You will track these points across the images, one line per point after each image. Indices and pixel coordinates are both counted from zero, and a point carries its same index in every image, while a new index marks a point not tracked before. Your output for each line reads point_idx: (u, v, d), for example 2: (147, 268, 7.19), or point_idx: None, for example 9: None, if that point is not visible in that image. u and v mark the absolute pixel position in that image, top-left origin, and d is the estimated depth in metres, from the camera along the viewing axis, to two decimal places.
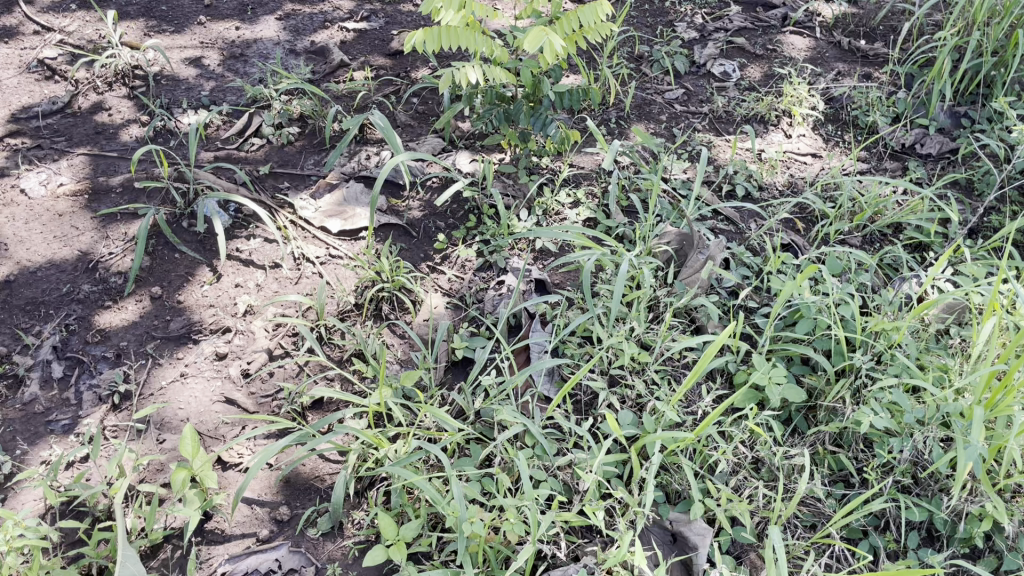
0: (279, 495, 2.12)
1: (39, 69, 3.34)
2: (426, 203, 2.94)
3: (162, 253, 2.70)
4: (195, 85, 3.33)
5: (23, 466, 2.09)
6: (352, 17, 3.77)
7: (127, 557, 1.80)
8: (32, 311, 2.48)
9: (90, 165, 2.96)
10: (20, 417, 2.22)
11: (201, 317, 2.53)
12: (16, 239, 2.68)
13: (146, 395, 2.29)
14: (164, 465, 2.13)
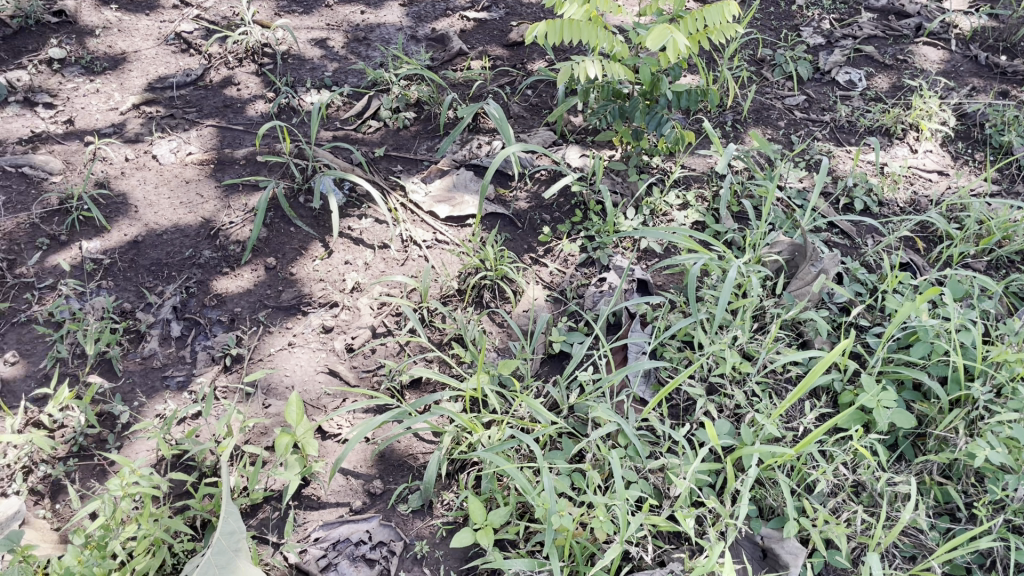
0: (374, 469, 2.18)
1: (176, 42, 3.51)
2: (534, 195, 2.95)
3: (278, 226, 2.80)
4: (319, 66, 3.43)
5: (140, 417, 2.21)
6: (473, 6, 3.81)
7: (229, 513, 1.90)
8: (156, 271, 2.61)
9: (217, 137, 3.10)
10: (140, 370, 2.34)
11: (311, 290, 2.61)
12: (146, 202, 2.83)
13: (255, 361, 2.38)
14: (268, 429, 2.21)
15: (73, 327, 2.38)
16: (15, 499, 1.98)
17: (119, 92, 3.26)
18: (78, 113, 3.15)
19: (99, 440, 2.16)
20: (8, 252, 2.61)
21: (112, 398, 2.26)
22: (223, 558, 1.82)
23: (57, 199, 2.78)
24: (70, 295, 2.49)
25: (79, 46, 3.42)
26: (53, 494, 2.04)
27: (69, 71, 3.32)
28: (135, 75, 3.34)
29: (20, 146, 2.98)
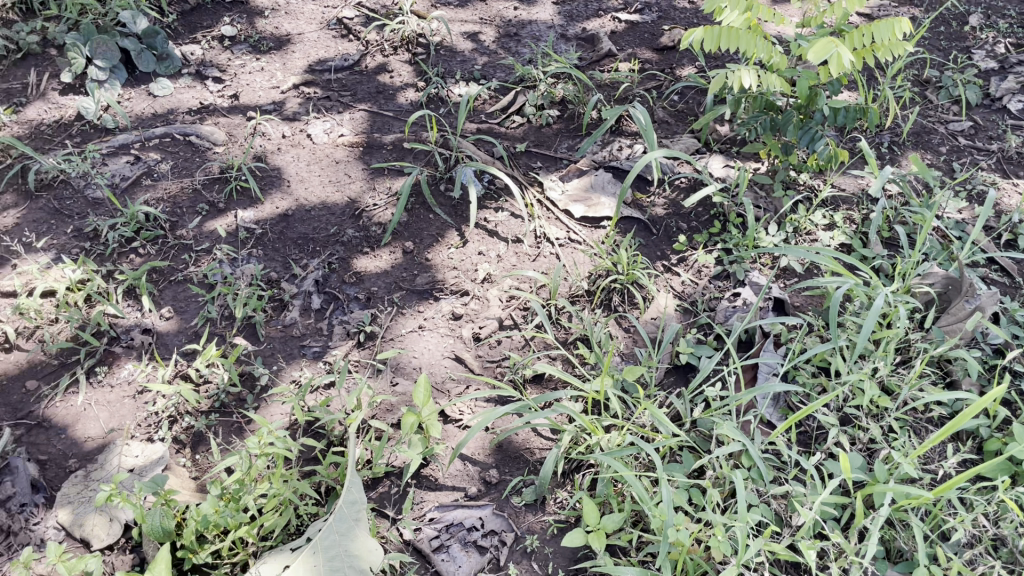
0: (491, 458, 2.20)
1: (337, 27, 3.65)
2: (672, 202, 2.89)
3: (418, 212, 2.88)
4: (470, 59, 3.50)
5: (277, 382, 2.32)
6: (626, 8, 3.80)
7: (353, 483, 1.96)
8: (302, 245, 2.73)
9: (368, 121, 3.21)
10: (280, 337, 2.46)
11: (445, 277, 2.67)
12: (298, 178, 2.96)
13: (386, 340, 2.46)
14: (394, 406, 2.28)
15: (224, 290, 2.52)
16: (160, 445, 2.12)
17: (281, 71, 3.42)
18: (243, 88, 3.33)
19: (238, 399, 2.28)
20: (171, 214, 2.79)
21: (254, 361, 2.38)
22: (344, 525, 1.88)
23: (219, 169, 2.96)
24: (224, 260, 2.64)
25: (249, 25, 3.62)
26: (194, 445, 2.17)
27: (238, 49, 3.51)
28: (297, 57, 3.50)
29: (190, 116, 3.18)
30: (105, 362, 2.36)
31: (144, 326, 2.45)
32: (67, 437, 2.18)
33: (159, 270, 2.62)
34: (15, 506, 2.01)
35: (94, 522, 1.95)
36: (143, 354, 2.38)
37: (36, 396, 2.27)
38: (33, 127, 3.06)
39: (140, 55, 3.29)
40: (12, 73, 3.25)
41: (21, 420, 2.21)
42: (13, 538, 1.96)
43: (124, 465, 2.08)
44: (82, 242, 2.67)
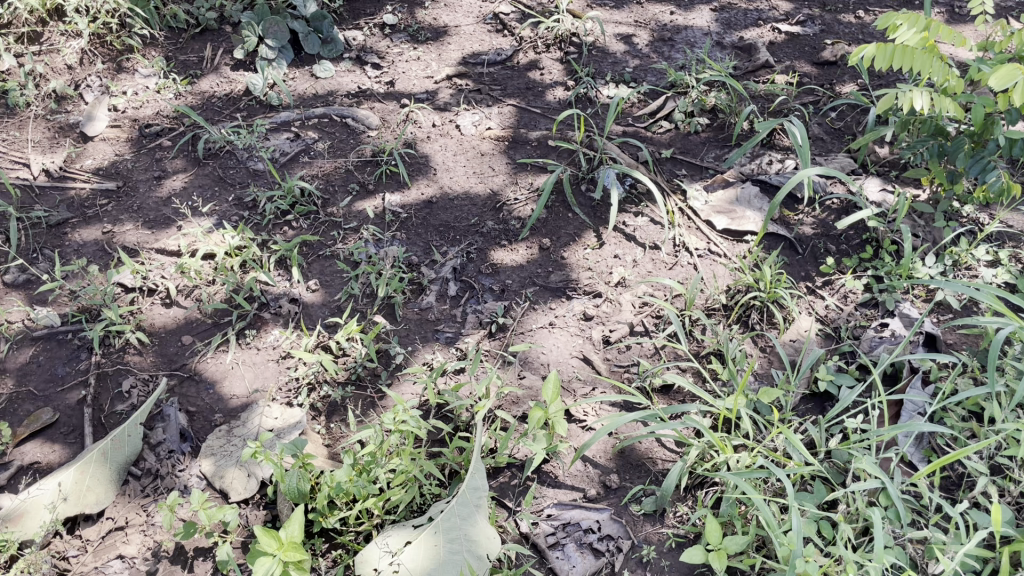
0: (612, 463, 2.15)
1: (493, 22, 3.70)
2: (822, 223, 2.79)
3: (558, 210, 2.87)
4: (621, 60, 3.48)
5: (411, 362, 2.39)
6: (788, 19, 3.69)
7: (477, 470, 2.00)
8: (443, 233, 2.79)
9: (515, 116, 3.25)
10: (416, 319, 2.53)
11: (579, 277, 2.65)
12: (444, 167, 3.03)
13: (517, 333, 2.47)
14: (520, 399, 2.29)
15: (368, 269, 2.61)
16: (299, 410, 2.23)
17: (436, 62, 3.51)
18: (399, 76, 3.44)
19: (374, 374, 2.36)
20: (324, 192, 2.91)
21: (391, 339, 2.45)
22: (465, 509, 1.92)
23: (370, 152, 3.06)
24: (369, 240, 2.74)
25: (409, 15, 3.73)
26: (328, 414, 2.26)
27: (397, 37, 3.62)
28: (452, 49, 3.57)
29: (348, 99, 3.30)
30: (254, 326, 2.50)
31: (293, 295, 2.57)
32: (214, 392, 2.32)
33: (309, 244, 2.75)
34: (164, 452, 2.16)
35: (234, 476, 2.06)
36: (289, 323, 2.50)
37: (190, 350, 2.42)
38: (205, 98, 3.26)
39: (307, 37, 3.42)
40: (191, 47, 3.47)
41: (176, 371, 2.36)
42: (160, 481, 2.10)
43: (264, 425, 2.18)
44: (241, 211, 2.83)
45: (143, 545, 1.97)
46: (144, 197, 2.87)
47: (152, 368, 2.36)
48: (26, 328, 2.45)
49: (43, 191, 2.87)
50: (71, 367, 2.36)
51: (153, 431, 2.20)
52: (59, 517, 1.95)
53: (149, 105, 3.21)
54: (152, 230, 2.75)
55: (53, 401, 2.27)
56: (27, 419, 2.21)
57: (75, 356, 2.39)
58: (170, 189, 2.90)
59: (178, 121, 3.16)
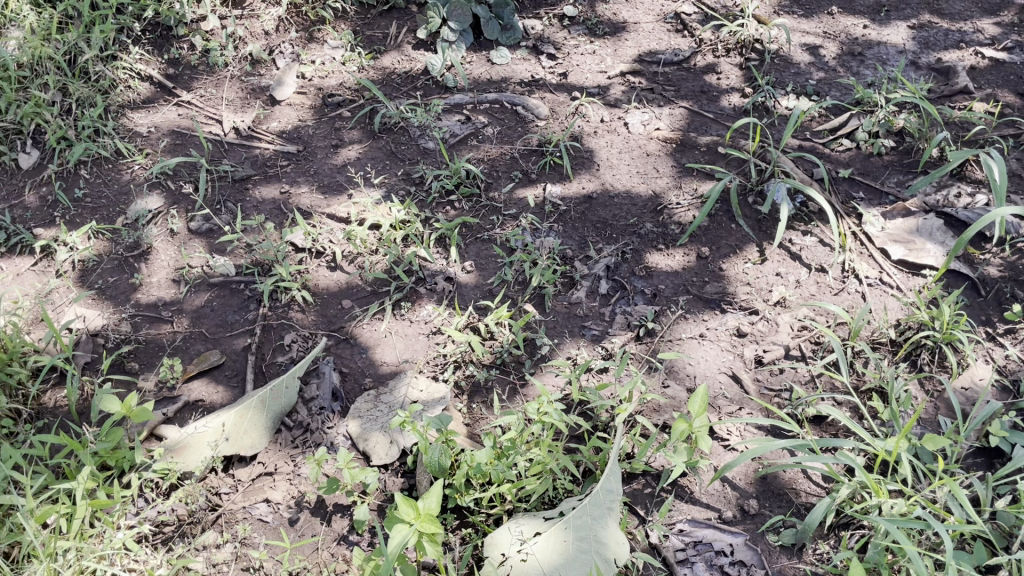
0: (752, 487, 2.07)
1: (674, 21, 3.64)
2: (1010, 266, 2.58)
3: (721, 220, 2.78)
4: (805, 72, 3.34)
5: (555, 354, 2.38)
6: (993, 43, 3.43)
7: (612, 472, 1.98)
8: (601, 229, 2.76)
9: (687, 119, 3.17)
10: (564, 313, 2.51)
11: (736, 291, 2.55)
12: (608, 163, 3.00)
13: (664, 340, 2.41)
14: (661, 408, 2.23)
15: (523, 257, 2.63)
16: (444, 386, 2.28)
17: (612, 57, 3.48)
18: (573, 68, 3.43)
19: (518, 361, 2.37)
20: (488, 176, 2.96)
21: (538, 329, 2.46)
22: (598, 510, 1.90)
23: (537, 141, 3.07)
24: (527, 229, 2.75)
25: (589, 8, 3.71)
26: (471, 394, 2.30)
27: (575, 30, 3.61)
28: (629, 45, 3.53)
29: (520, 87, 3.33)
30: (409, 299, 2.57)
31: (448, 274, 2.63)
32: (367, 357, 2.40)
33: (469, 225, 2.79)
34: (316, 408, 2.26)
35: (377, 441, 2.13)
36: (443, 300, 2.56)
37: (348, 315, 2.53)
38: (385, 74, 3.37)
39: (488, 22, 3.48)
40: (377, 23, 3.59)
41: (334, 332, 2.47)
42: (309, 435, 2.20)
43: (410, 397, 2.25)
44: (408, 186, 2.91)
45: (288, 493, 2.07)
46: (321, 163, 3.01)
47: (312, 327, 2.48)
48: (204, 274, 2.62)
49: (232, 147, 3.06)
50: (241, 316, 2.51)
51: (308, 386, 2.31)
52: (219, 455, 2.09)
53: (334, 76, 3.35)
54: (324, 195, 2.88)
55: (221, 345, 2.42)
56: (198, 358, 2.37)
57: (245, 305, 2.54)
58: (345, 158, 3.03)
59: (359, 93, 3.29)
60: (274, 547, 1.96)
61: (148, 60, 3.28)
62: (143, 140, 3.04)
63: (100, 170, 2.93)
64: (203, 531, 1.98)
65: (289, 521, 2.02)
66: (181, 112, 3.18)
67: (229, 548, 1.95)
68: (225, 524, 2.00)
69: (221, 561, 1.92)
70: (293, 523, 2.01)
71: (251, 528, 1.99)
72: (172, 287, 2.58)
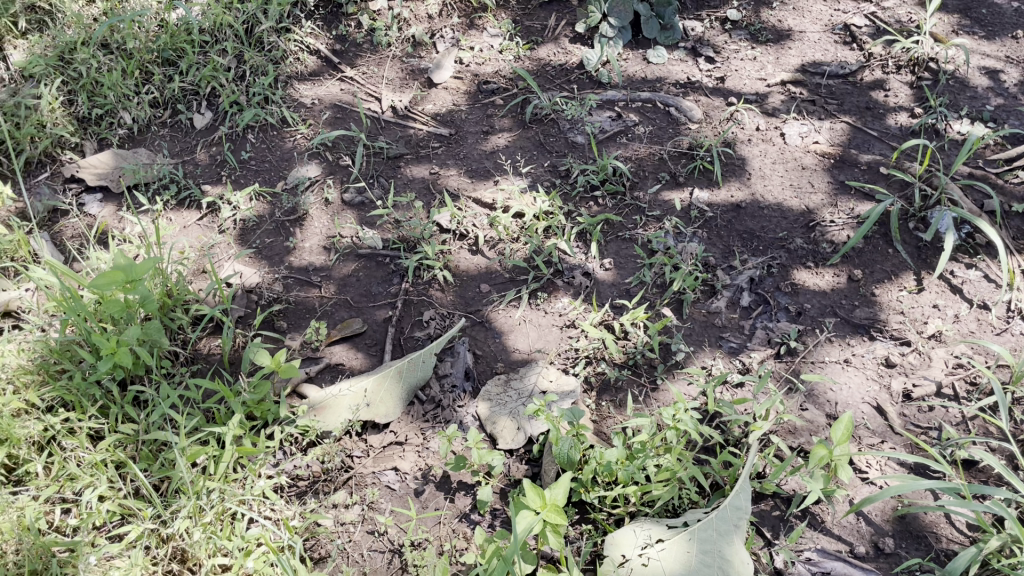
0: (889, 525, 1.98)
1: (842, 33, 3.49)
2: None
3: (876, 243, 2.66)
4: (981, 96, 3.14)
5: (690, 362, 2.34)
6: None
7: (741, 489, 1.93)
8: (747, 240, 2.69)
9: (848, 135, 3.05)
10: (702, 321, 2.46)
11: (888, 319, 2.44)
12: (760, 173, 2.92)
13: (806, 361, 2.32)
14: (797, 430, 2.15)
15: (665, 260, 2.58)
16: (575, 380, 2.28)
17: (773, 65, 3.38)
18: (732, 73, 3.35)
19: (651, 365, 2.34)
20: (635, 175, 2.93)
21: (674, 334, 2.41)
22: (724, 525, 1.86)
23: (687, 145, 3.02)
24: (670, 232, 2.71)
25: (753, 13, 3.61)
26: (600, 390, 2.29)
27: (737, 34, 3.52)
28: (792, 54, 3.42)
29: (675, 88, 3.28)
30: (546, 289, 2.58)
31: (587, 269, 2.62)
32: (500, 342, 2.43)
33: (611, 223, 2.77)
34: (448, 385, 2.31)
35: (505, 425, 2.16)
36: (579, 294, 2.56)
37: (486, 299, 2.57)
38: (541, 65, 3.39)
39: (648, 21, 3.44)
40: (537, 15, 3.61)
41: (471, 314, 2.52)
42: (440, 411, 2.25)
43: (540, 386, 2.26)
44: (554, 177, 2.92)
45: (416, 465, 2.13)
46: (471, 148, 3.06)
47: (450, 306, 2.54)
48: (353, 244, 2.72)
49: (388, 125, 3.15)
50: (384, 288, 2.59)
51: (442, 363, 2.36)
52: (356, 419, 2.16)
53: (490, 64, 3.39)
54: (472, 179, 2.93)
55: (364, 314, 2.51)
56: (341, 324, 2.47)
57: (389, 278, 2.62)
58: (495, 145, 3.07)
59: (513, 82, 3.32)
60: (399, 515, 2.02)
61: (318, 35, 3.42)
62: (307, 110, 3.17)
63: (265, 136, 3.08)
64: (335, 490, 2.06)
65: (414, 492, 2.07)
66: (344, 87, 3.30)
67: (357, 510, 2.02)
68: (355, 486, 2.07)
69: (348, 521, 2.00)
70: (418, 495, 2.06)
71: (378, 494, 2.06)
72: (322, 254, 2.69)
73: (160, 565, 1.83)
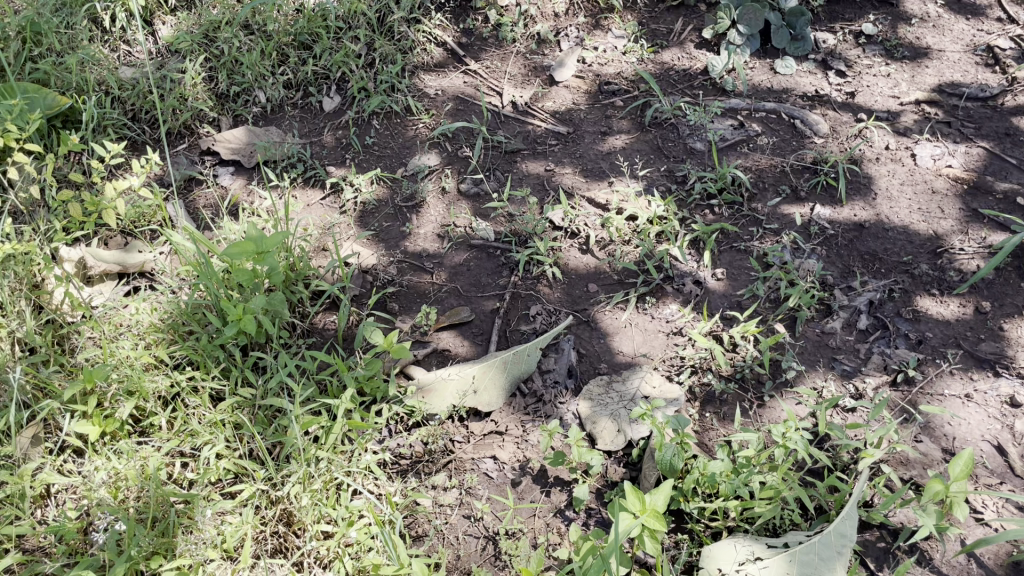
0: (1003, 570, 1.89)
1: (985, 54, 3.33)
2: None
3: (1009, 275, 2.53)
4: None
5: (800, 381, 2.28)
6: None
7: (847, 516, 1.88)
8: (868, 262, 2.60)
9: (984, 160, 2.91)
10: (815, 340, 2.40)
11: (1016, 355, 2.32)
12: (887, 194, 2.82)
13: (924, 392, 2.24)
14: (910, 462, 2.08)
15: (780, 274, 2.52)
16: (678, 388, 2.26)
17: (907, 83, 3.26)
18: (863, 89, 3.24)
19: (758, 380, 2.30)
20: (754, 186, 2.87)
21: (786, 351, 2.36)
22: (826, 551, 1.81)
23: (811, 159, 2.94)
24: (788, 246, 2.65)
25: (890, 28, 3.48)
26: (704, 401, 2.26)
27: (871, 49, 3.41)
28: (928, 73, 3.29)
29: (802, 101, 3.20)
30: (655, 294, 2.56)
31: (698, 278, 2.59)
32: (605, 343, 2.43)
33: (726, 233, 2.73)
34: (550, 381, 2.32)
35: (605, 427, 2.16)
36: (689, 302, 2.53)
37: (594, 298, 2.57)
38: (664, 69, 3.36)
39: (778, 30, 3.35)
40: (664, 18, 3.57)
41: (577, 313, 2.52)
42: (541, 406, 2.27)
43: (643, 391, 2.25)
44: (670, 183, 2.90)
45: (515, 456, 2.15)
46: (588, 147, 3.06)
47: (558, 303, 2.55)
48: (466, 234, 2.77)
49: (507, 120, 3.19)
50: (494, 279, 2.63)
51: (546, 358, 2.38)
52: (460, 406, 2.21)
53: (613, 65, 3.38)
54: (587, 179, 2.93)
55: (472, 304, 2.55)
56: (450, 311, 2.52)
57: (499, 270, 2.66)
58: (612, 146, 3.06)
59: (635, 84, 3.30)
60: (496, 503, 2.05)
61: (446, 27, 3.49)
62: (430, 100, 3.24)
63: (389, 123, 3.16)
64: (435, 472, 2.11)
65: (512, 482, 2.10)
66: (467, 79, 3.35)
67: (454, 493, 2.07)
68: (455, 470, 2.12)
69: (446, 504, 2.04)
70: (515, 485, 2.09)
71: (476, 480, 2.09)
72: (436, 241, 2.75)
73: (269, 525, 1.93)
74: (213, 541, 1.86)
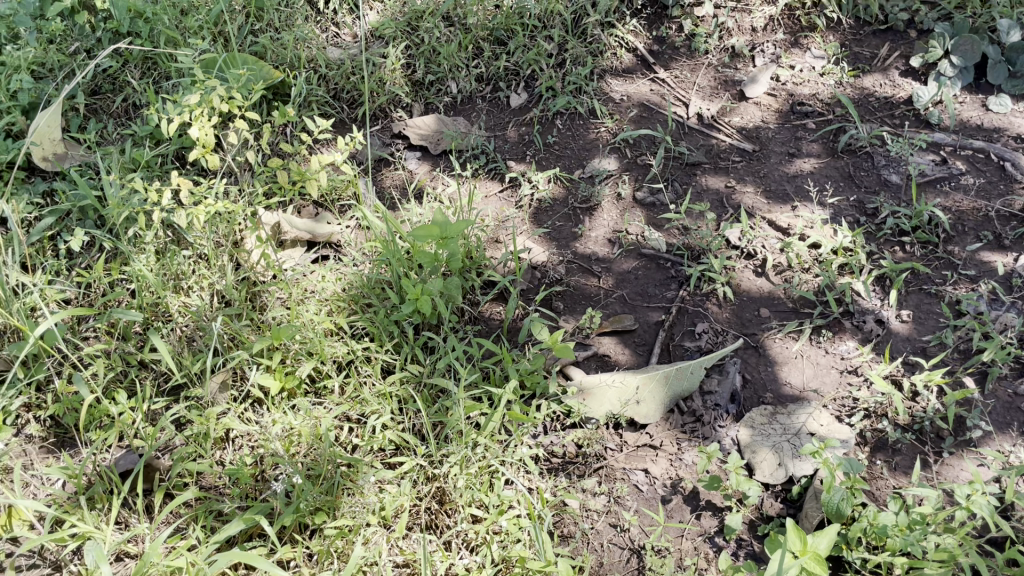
0: None
1: None
2: None
3: None
4: None
5: (984, 442, 2.13)
6: None
7: None
8: None
9: None
10: (1007, 400, 2.22)
11: None
12: None
13: None
14: None
15: (975, 325, 2.36)
16: (847, 430, 2.17)
17: None
18: None
19: (938, 435, 2.16)
20: (953, 228, 2.70)
21: (973, 408, 2.20)
22: None
23: (1021, 206, 2.73)
24: (984, 296, 2.48)
25: None
26: (875, 447, 2.15)
27: None
28: None
29: (1015, 142, 2.97)
30: (831, 328, 2.46)
31: (880, 317, 2.46)
32: (772, 372, 2.36)
33: (916, 273, 2.58)
34: (711, 403, 2.27)
35: (764, 458, 2.10)
36: (868, 341, 2.41)
37: (765, 323, 2.49)
38: (864, 95, 3.20)
39: (996, 65, 3.13)
40: (869, 41, 3.38)
41: (746, 336, 2.45)
42: (699, 426, 2.23)
43: (809, 428, 2.17)
44: (859, 214, 2.77)
45: (668, 472, 2.13)
46: (773, 168, 2.97)
47: (726, 324, 2.49)
48: (638, 242, 2.75)
49: (692, 132, 3.14)
50: (661, 291, 2.61)
51: (709, 379, 2.33)
52: (618, 414, 2.20)
53: (808, 85, 3.26)
54: (769, 200, 2.84)
55: (637, 313, 2.54)
56: (614, 317, 2.51)
57: (667, 283, 2.63)
58: (799, 169, 2.96)
59: (830, 108, 3.17)
60: (644, 516, 2.04)
61: (639, 34, 3.47)
62: (615, 105, 3.24)
63: (572, 123, 3.18)
64: (586, 476, 2.12)
65: (662, 499, 2.07)
66: (654, 87, 3.32)
67: (603, 500, 2.06)
68: (606, 476, 2.12)
69: (594, 509, 2.04)
70: (665, 502, 2.06)
71: (627, 490, 2.08)
72: (607, 246, 2.75)
73: (424, 500, 2.00)
74: (373, 507, 1.94)
